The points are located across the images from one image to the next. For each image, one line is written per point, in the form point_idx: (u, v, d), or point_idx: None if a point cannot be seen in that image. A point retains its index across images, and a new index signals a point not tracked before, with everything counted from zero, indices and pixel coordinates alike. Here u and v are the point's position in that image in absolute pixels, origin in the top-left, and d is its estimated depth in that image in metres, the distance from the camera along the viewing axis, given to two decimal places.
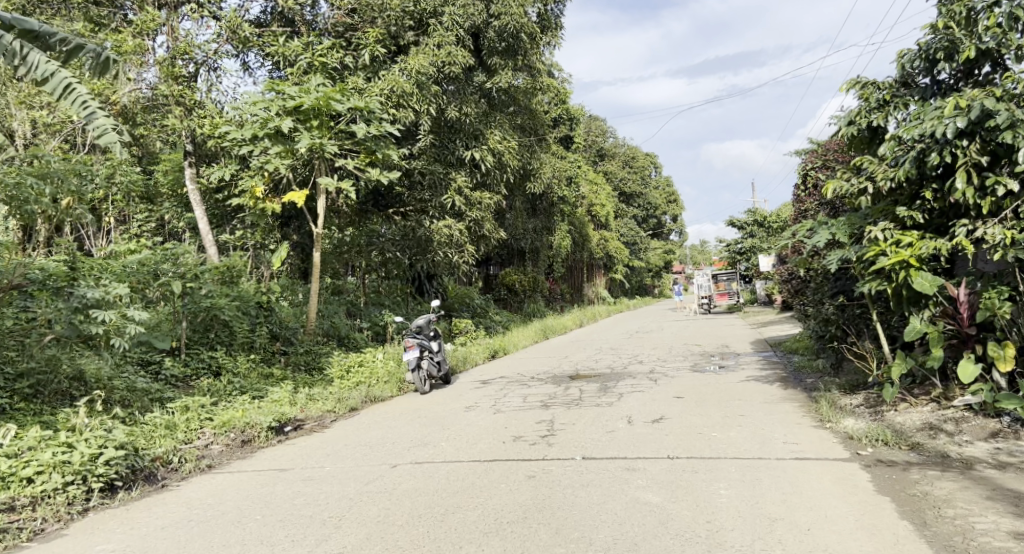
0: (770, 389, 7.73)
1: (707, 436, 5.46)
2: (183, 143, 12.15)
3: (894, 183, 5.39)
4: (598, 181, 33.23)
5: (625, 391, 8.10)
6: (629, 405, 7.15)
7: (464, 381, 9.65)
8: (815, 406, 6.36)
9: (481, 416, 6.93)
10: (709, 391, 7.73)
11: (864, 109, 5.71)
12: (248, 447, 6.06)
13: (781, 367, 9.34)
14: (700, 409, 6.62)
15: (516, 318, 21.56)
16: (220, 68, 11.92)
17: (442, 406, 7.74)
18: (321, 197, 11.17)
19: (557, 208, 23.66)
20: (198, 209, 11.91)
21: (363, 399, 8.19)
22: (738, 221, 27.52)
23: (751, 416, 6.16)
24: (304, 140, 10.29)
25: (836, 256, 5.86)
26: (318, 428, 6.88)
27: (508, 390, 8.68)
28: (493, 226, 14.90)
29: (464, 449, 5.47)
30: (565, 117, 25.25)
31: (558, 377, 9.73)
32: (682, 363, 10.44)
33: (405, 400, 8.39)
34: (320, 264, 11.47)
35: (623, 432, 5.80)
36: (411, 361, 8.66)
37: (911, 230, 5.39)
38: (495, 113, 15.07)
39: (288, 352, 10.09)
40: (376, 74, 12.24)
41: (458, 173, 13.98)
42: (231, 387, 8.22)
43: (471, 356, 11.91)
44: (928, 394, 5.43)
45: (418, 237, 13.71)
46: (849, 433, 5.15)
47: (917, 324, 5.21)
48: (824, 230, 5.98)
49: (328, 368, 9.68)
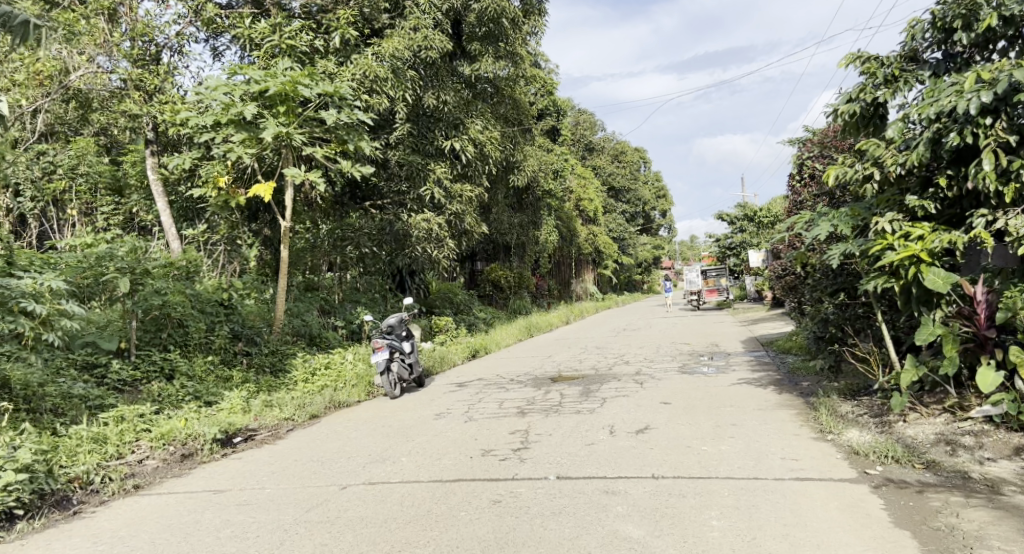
0: (762, 393, 7.21)
1: (695, 450, 4.92)
2: (144, 132, 11.48)
3: (904, 169, 4.86)
4: (587, 175, 32.74)
5: (609, 396, 7.56)
6: (612, 412, 6.60)
7: (438, 384, 9.08)
8: (813, 415, 5.83)
9: (451, 425, 6.36)
10: (699, 396, 7.20)
11: (869, 85, 5.13)
12: (188, 462, 5.44)
13: (774, 369, 8.82)
14: (688, 417, 6.08)
15: (502, 315, 21.00)
16: (183, 52, 11.26)
17: (411, 413, 7.16)
18: (289, 189, 10.56)
19: (544, 202, 23.09)
20: (159, 201, 11.25)
21: (326, 405, 7.60)
22: (728, 216, 27.10)
23: (745, 427, 5.63)
24: (269, 128, 9.68)
25: (837, 250, 5.32)
26: (271, 439, 6.27)
27: (483, 395, 8.11)
28: (475, 220, 14.31)
29: (425, 467, 4.89)
30: (551, 109, 24.77)
31: (538, 379, 9.18)
32: (670, 364, 9.92)
33: (373, 405, 7.81)
34: (288, 260, 10.83)
35: (603, 446, 5.24)
36: (380, 364, 8.06)
37: (922, 222, 4.86)
38: (477, 102, 14.49)
39: (252, 353, 9.48)
40: (348, 58, 11.61)
41: (437, 164, 13.39)
42: (184, 392, 7.59)
43: (449, 356, 11.35)
44: (940, 403, 4.90)
45: (396, 231, 13.12)
46: (854, 448, 4.62)
47: (930, 326, 4.68)
48: (825, 222, 5.43)
49: (293, 371, 9.09)
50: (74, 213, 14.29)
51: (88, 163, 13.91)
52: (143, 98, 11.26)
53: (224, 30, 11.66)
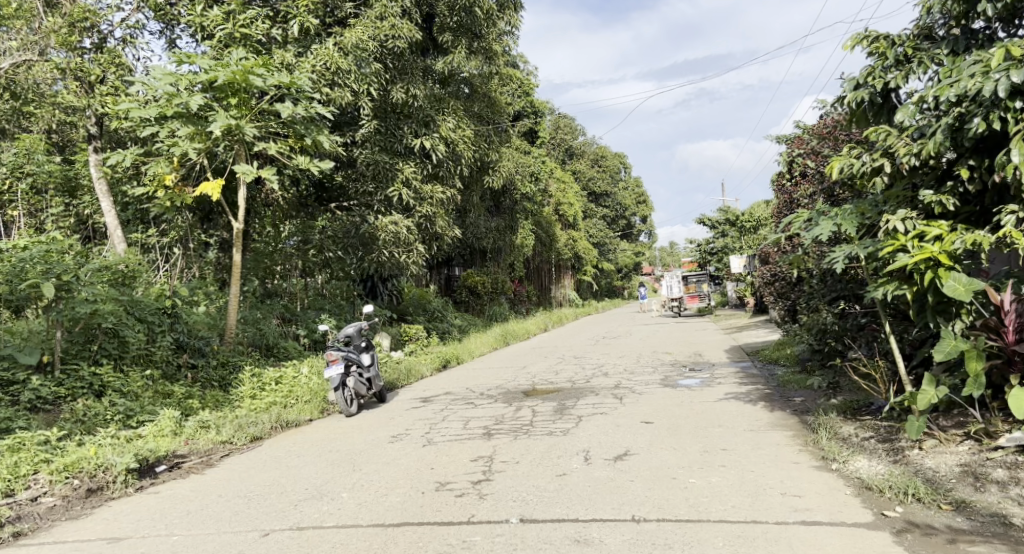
0: (753, 411, 6.59)
1: (683, 485, 4.25)
2: (88, 125, 10.56)
3: (919, 160, 4.27)
4: (567, 179, 32.20)
5: (585, 413, 6.88)
6: (588, 433, 5.93)
7: (402, 399, 8.36)
8: (813, 440, 5.20)
9: (409, 450, 5.64)
10: (684, 414, 6.56)
11: (878, 67, 4.57)
12: (95, 498, 4.60)
13: (763, 382, 8.23)
14: (674, 440, 5.42)
15: (478, 323, 20.25)
16: (130, 41, 10.46)
17: (366, 434, 6.42)
18: (242, 187, 9.75)
19: (522, 207, 22.54)
20: (104, 200, 10.26)
21: (272, 425, 6.84)
22: (709, 220, 26.70)
23: (738, 453, 4.98)
24: (217, 121, 8.79)
25: (841, 251, 4.74)
26: (201, 466, 5.46)
27: (448, 412, 7.38)
28: (447, 223, 13.59)
29: (368, 506, 4.17)
30: (528, 110, 24.23)
31: (510, 393, 8.49)
32: (652, 375, 9.29)
33: (326, 425, 7.06)
34: (241, 264, 10.01)
35: (577, 477, 4.57)
36: (334, 378, 7.29)
37: (938, 220, 4.29)
38: (449, 99, 13.83)
39: (198, 366, 8.66)
40: (307, 48, 10.88)
41: (406, 163, 12.69)
42: (114, 410, 6.76)
43: (416, 367, 10.62)
44: (959, 426, 4.31)
45: (361, 234, 12.42)
46: (866, 482, 4.00)
47: (950, 338, 4.08)
48: (826, 220, 4.85)
49: (241, 385, 8.30)
50: (18, 214, 13.30)
51: (35, 161, 12.95)
52: (84, 88, 10.36)
53: (176, 18, 10.84)
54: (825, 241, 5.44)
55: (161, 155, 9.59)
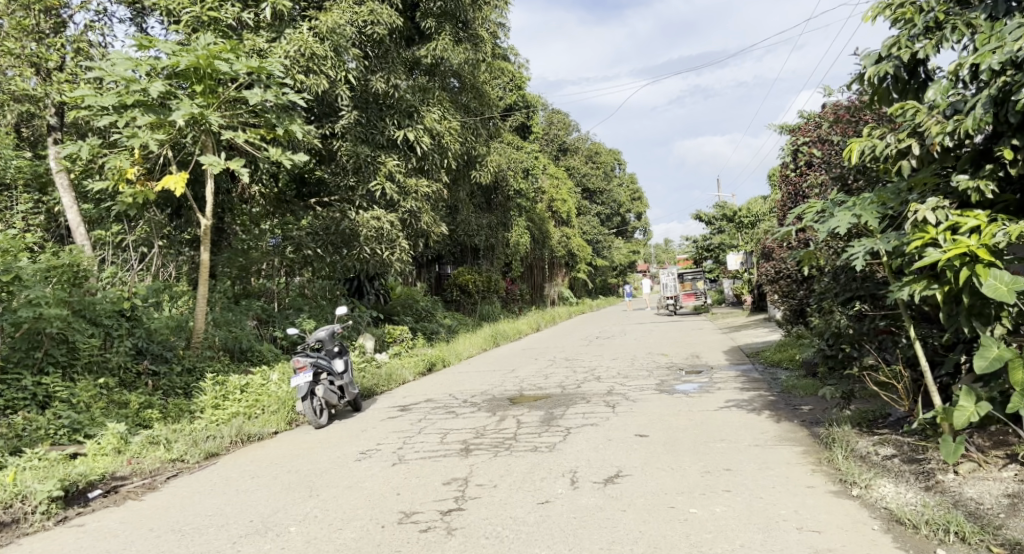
0: (757, 422, 6.05)
1: (683, 518, 3.68)
2: (47, 116, 9.93)
3: (954, 140, 3.71)
4: (560, 175, 31.60)
5: (574, 424, 6.31)
6: (577, 448, 5.37)
7: (379, 408, 7.79)
8: (827, 459, 4.65)
9: (377, 470, 5.06)
10: (682, 425, 6.00)
11: (904, 37, 4.04)
12: (7, 533, 3.98)
13: (766, 388, 7.70)
14: (672, 458, 4.86)
15: (468, 322, 19.64)
16: (90, 26, 9.83)
17: (332, 449, 5.83)
18: (209, 180, 9.13)
19: (514, 203, 22.04)
20: (65, 196, 9.63)
21: (232, 440, 6.24)
22: (705, 216, 26.23)
23: (744, 475, 4.44)
24: (180, 109, 8.17)
25: (861, 246, 4.19)
26: (142, 490, 4.80)
27: (427, 423, 6.80)
28: (433, 219, 13.00)
29: (317, 544, 3.58)
30: (520, 103, 23.59)
31: (495, 401, 7.91)
32: (647, 380, 8.75)
33: (291, 438, 6.45)
34: (209, 263, 9.39)
35: (560, 506, 4.00)
36: (302, 388, 6.66)
37: (974, 210, 3.72)
38: (434, 89, 13.24)
39: (160, 373, 8.03)
40: (281, 34, 10.29)
41: (389, 156, 12.12)
42: (57, 424, 6.17)
43: (398, 372, 10.03)
44: (1000, 447, 3.77)
45: (342, 230, 11.87)
46: (897, 515, 3.45)
47: (992, 347, 3.52)
48: (844, 212, 4.30)
49: (204, 393, 7.68)
50: None
51: None
52: (41, 75, 9.66)
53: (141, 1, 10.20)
54: (839, 234, 4.88)
55: (122, 148, 8.96)
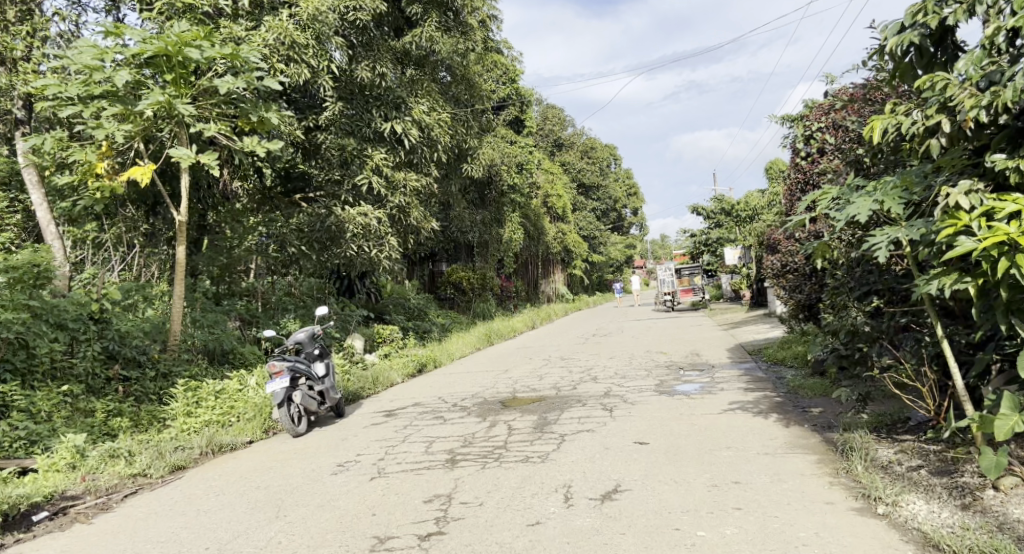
0: (765, 427, 5.65)
1: (689, 543, 3.27)
2: (14, 110, 9.48)
3: (989, 115, 3.28)
4: (555, 170, 31.20)
5: (569, 431, 5.90)
6: (571, 458, 4.95)
7: (363, 413, 7.38)
8: (846, 471, 4.25)
9: (352, 485, 4.63)
10: (685, 431, 5.60)
11: (931, 1, 3.62)
12: None
13: (771, 388, 7.32)
14: (675, 470, 4.45)
15: (463, 321, 19.22)
16: (58, 14, 9.37)
17: (307, 461, 5.41)
18: (184, 174, 8.69)
19: (508, 198, 21.65)
20: (36, 193, 9.16)
21: (202, 451, 5.81)
22: (703, 210, 25.87)
23: (755, 489, 4.03)
24: (149, 98, 7.74)
25: (883, 235, 3.78)
26: (94, 511, 4.35)
27: (412, 430, 6.37)
28: (423, 215, 12.57)
29: None
30: (514, 97, 23.17)
31: (486, 405, 7.51)
32: (646, 380, 8.36)
33: (266, 448, 6.03)
34: (185, 262, 8.93)
35: (551, 528, 3.58)
36: (277, 394, 6.23)
37: (1012, 193, 3.29)
38: (422, 80, 12.86)
39: (131, 379, 7.58)
40: (259, 22, 9.87)
41: (376, 149, 11.70)
42: (14, 436, 5.74)
43: (386, 374, 9.62)
44: None
45: (327, 227, 11.40)
46: (934, 540, 3.05)
47: None
48: (865, 198, 3.89)
49: (177, 399, 7.24)
50: None
51: None
52: (7, 66, 9.19)
53: None
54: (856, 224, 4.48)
55: (91, 142, 8.51)
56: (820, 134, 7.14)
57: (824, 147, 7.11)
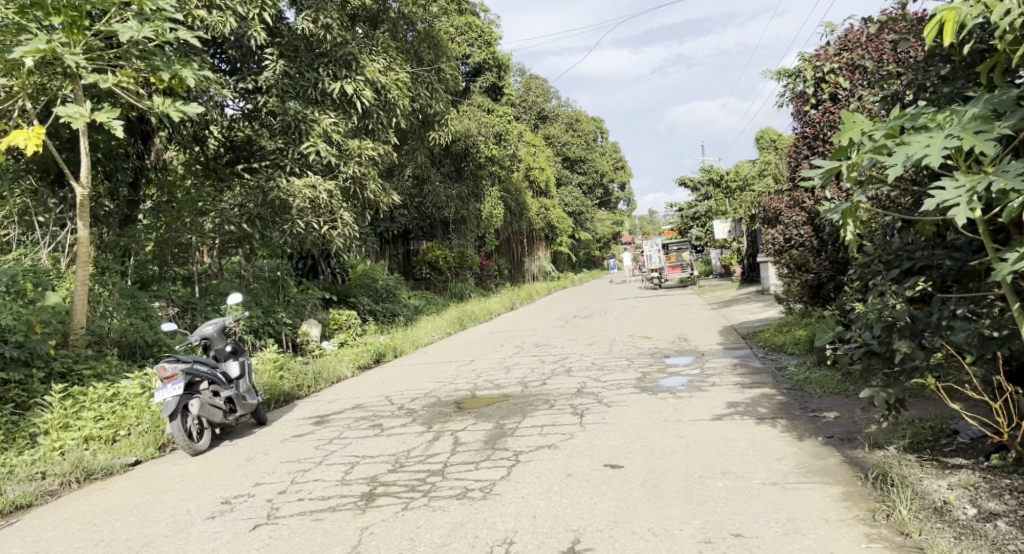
0: (769, 438, 4.53)
1: None
2: None
3: None
4: (539, 142, 29.78)
5: (526, 447, 4.72)
6: (522, 493, 3.77)
7: (290, 420, 6.20)
8: (884, 517, 3.12)
9: (222, 541, 3.41)
10: (669, 448, 4.45)
11: None
12: None
13: (773, 385, 6.20)
14: (654, 517, 3.29)
15: (437, 302, 18.00)
16: None
17: (185, 495, 4.20)
18: (82, 135, 7.34)
19: (486, 171, 20.29)
20: None
21: (65, 482, 4.60)
22: (691, 182, 24.69)
23: (764, 549, 2.88)
24: (26, 45, 6.32)
25: (957, 185, 2.64)
26: None
27: (337, 445, 5.20)
28: (380, 187, 11.26)
29: None
30: (493, 62, 21.56)
31: (436, 408, 6.34)
32: (627, 373, 7.23)
33: (150, 472, 4.83)
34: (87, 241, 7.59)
35: None
36: (169, 404, 5.03)
37: None
38: (378, 35, 11.44)
39: (14, 382, 6.25)
40: None
41: (323, 113, 10.30)
42: None
43: (331, 367, 8.43)
44: None
45: (270, 201, 10.08)
46: None
47: None
48: (930, 134, 2.75)
49: (63, 406, 5.96)
50: None
51: None
52: None
53: None
54: (909, 172, 3.36)
55: None
56: (832, 78, 5.96)
57: (838, 93, 5.93)
